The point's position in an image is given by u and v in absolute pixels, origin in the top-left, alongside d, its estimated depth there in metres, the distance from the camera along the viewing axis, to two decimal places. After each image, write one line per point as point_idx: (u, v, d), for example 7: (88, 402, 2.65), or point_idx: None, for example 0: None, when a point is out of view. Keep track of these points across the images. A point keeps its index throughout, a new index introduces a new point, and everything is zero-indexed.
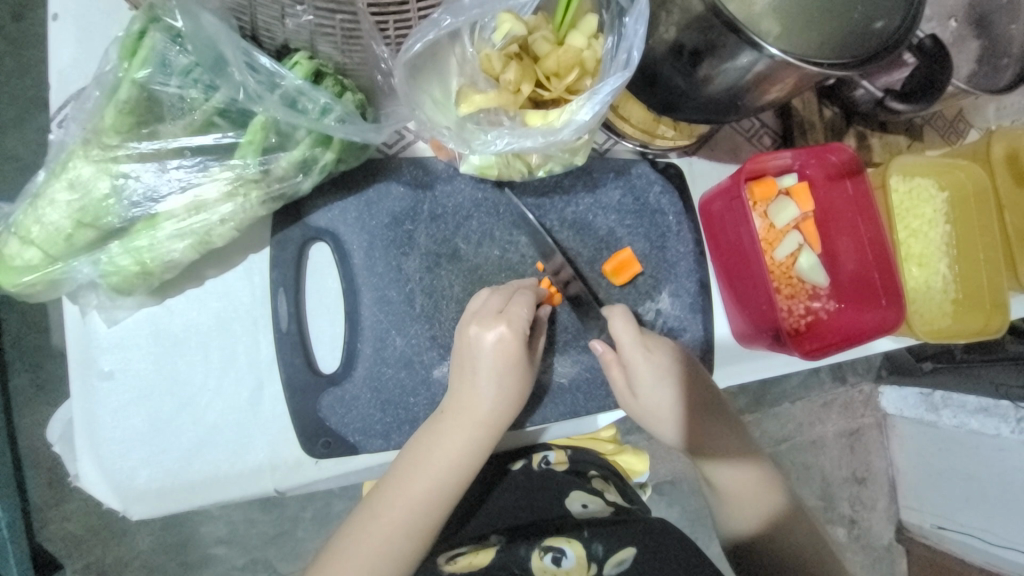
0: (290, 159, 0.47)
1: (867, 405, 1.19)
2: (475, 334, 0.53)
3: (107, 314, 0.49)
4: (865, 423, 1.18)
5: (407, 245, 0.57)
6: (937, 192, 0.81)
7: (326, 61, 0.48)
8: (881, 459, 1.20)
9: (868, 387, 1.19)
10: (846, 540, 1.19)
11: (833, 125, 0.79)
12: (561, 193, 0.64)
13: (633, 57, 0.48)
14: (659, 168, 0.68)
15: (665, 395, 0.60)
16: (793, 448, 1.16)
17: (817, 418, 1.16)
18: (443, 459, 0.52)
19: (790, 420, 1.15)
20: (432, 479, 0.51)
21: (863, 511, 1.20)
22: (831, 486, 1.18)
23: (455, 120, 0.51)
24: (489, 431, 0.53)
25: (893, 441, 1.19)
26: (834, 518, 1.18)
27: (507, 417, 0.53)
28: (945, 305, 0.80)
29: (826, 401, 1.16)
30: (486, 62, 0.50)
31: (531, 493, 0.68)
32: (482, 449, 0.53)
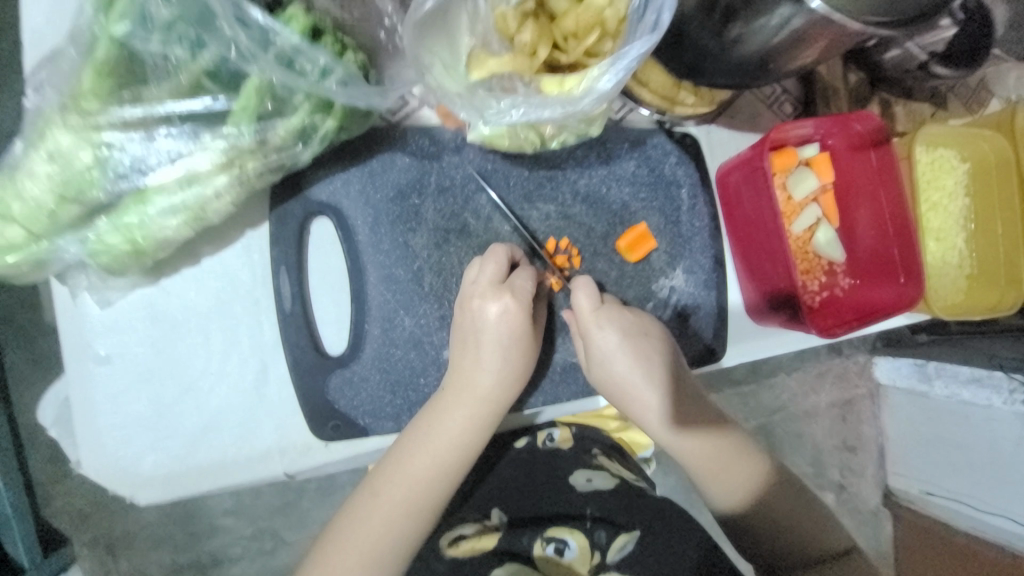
0: (288, 129, 0.43)
1: (861, 375, 1.20)
2: (477, 308, 0.51)
3: (102, 295, 0.46)
4: (858, 393, 1.20)
5: (414, 219, 0.54)
6: (959, 163, 0.78)
7: (324, 17, 0.43)
8: (871, 427, 1.22)
9: (862, 358, 1.20)
10: (834, 504, 1.22)
11: (857, 92, 0.76)
12: (574, 164, 0.61)
13: (663, 19, 0.44)
14: (676, 138, 0.66)
15: (624, 370, 0.58)
16: (789, 418, 1.18)
17: (812, 389, 1.18)
18: (446, 435, 0.50)
19: (785, 391, 1.17)
20: (432, 459, 0.50)
21: (852, 477, 1.23)
22: (822, 453, 1.21)
23: (466, 85, 0.47)
24: (492, 409, 0.51)
25: (884, 409, 1.22)
26: (823, 483, 1.21)
27: (509, 394, 0.52)
28: (959, 282, 0.79)
29: (820, 371, 1.18)
30: (501, 21, 0.46)
31: (533, 470, 0.68)
32: (483, 425, 0.51)
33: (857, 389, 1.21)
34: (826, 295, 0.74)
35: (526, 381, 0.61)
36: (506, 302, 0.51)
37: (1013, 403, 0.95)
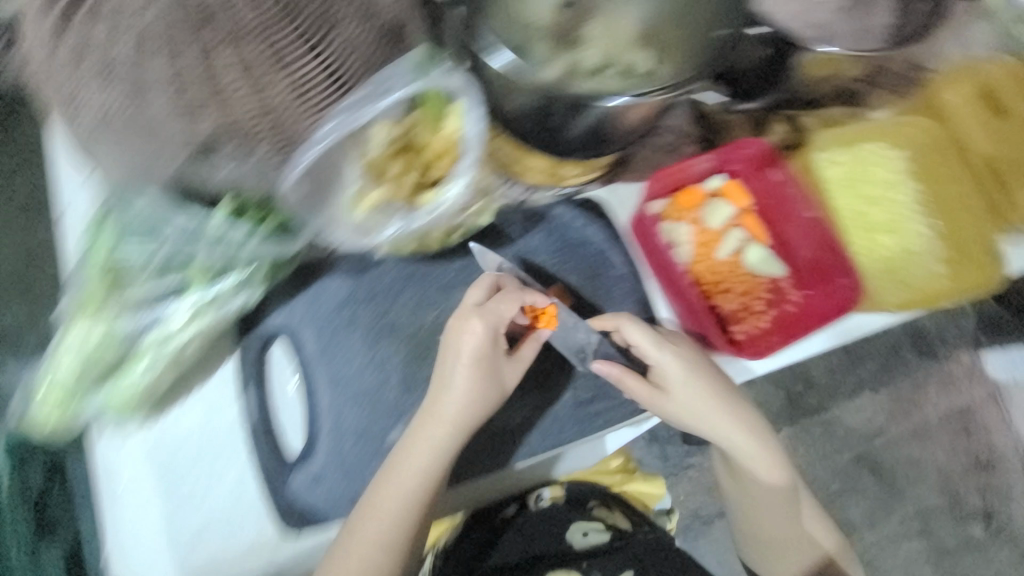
0: (231, 283, 0.59)
1: (975, 377, 1.39)
2: (454, 336, 0.60)
3: (122, 436, 0.62)
4: (976, 398, 1.38)
5: (344, 328, 0.66)
6: (893, 152, 0.77)
7: (248, 196, 0.59)
8: (1003, 436, 1.38)
9: (969, 358, 1.39)
10: (983, 532, 1.36)
11: (757, 117, 0.80)
12: (485, 250, 0.70)
13: (478, 134, 0.58)
14: (578, 205, 0.74)
15: (700, 403, 0.67)
16: (891, 444, 1.36)
17: (915, 404, 1.37)
18: (411, 467, 0.58)
19: (879, 415, 1.37)
20: (410, 488, 0.58)
21: (997, 497, 1.37)
22: (950, 478, 1.37)
23: (358, 218, 0.60)
24: (461, 431, 0.59)
25: (1010, 412, 1.38)
26: (965, 510, 1.36)
27: (473, 416, 0.60)
28: (939, 268, 0.73)
29: (918, 382, 1.38)
30: (371, 165, 0.59)
31: (533, 529, 0.82)
32: (451, 446, 0.59)
33: (971, 393, 1.38)
34: (776, 311, 0.73)
35: (476, 450, 0.67)
36: (478, 326, 0.60)
37: None
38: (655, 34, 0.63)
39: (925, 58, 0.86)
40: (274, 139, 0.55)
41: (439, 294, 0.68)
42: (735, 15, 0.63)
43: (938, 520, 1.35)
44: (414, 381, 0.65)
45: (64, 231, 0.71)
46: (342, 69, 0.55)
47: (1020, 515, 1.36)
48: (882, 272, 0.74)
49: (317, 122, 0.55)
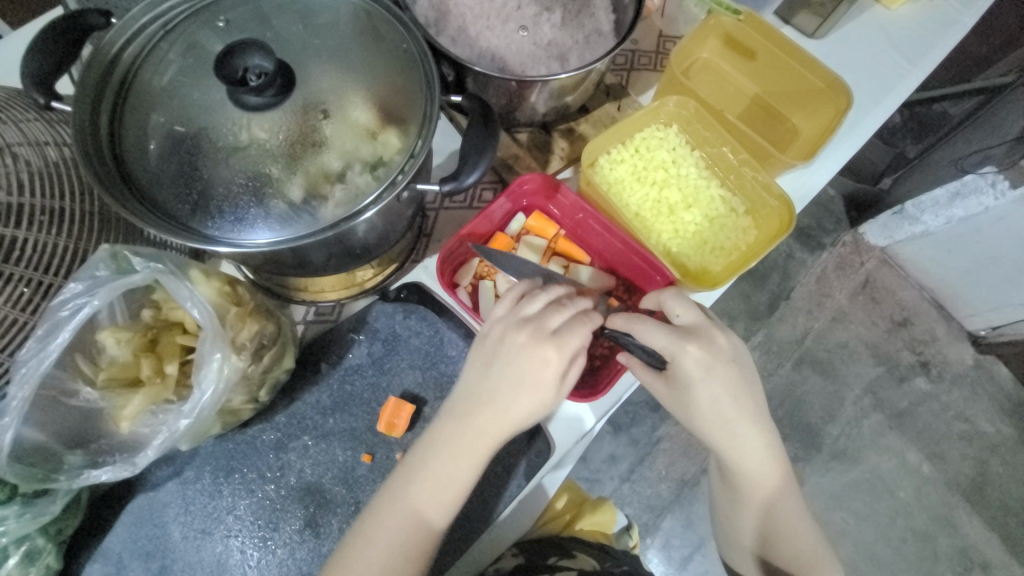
0: (12, 566, 0.51)
1: (862, 249, 1.50)
2: (532, 353, 0.57)
3: None
4: (869, 268, 1.49)
5: (164, 556, 0.58)
6: (666, 129, 0.80)
7: None
8: (906, 290, 1.48)
9: (851, 235, 1.50)
10: (930, 383, 1.43)
11: (535, 142, 0.80)
12: (312, 385, 0.65)
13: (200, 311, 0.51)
14: (393, 296, 0.70)
15: (669, 385, 0.66)
16: (818, 339, 1.45)
17: (825, 295, 1.47)
18: (368, 567, 0.55)
19: (798, 323, 1.45)
20: (366, 561, 0.55)
21: (926, 345, 1.46)
22: (882, 347, 1.45)
23: (127, 435, 0.53)
24: (428, 495, 0.57)
25: (904, 267, 1.48)
26: (905, 370, 1.44)
27: (439, 497, 0.57)
28: (742, 222, 0.77)
29: (818, 274, 1.48)
30: (114, 379, 0.52)
31: None
32: (416, 520, 0.57)
33: (866, 263, 1.49)
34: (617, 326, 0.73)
35: None
36: (552, 358, 0.56)
37: (1000, 195, 1.10)
38: (393, 113, 0.58)
39: (674, 29, 0.91)
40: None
41: (268, 459, 0.61)
42: (432, 68, 0.58)
43: (887, 389, 1.43)
44: (270, 567, 0.59)
45: None
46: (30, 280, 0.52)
47: (954, 355, 1.46)
48: (694, 248, 0.76)
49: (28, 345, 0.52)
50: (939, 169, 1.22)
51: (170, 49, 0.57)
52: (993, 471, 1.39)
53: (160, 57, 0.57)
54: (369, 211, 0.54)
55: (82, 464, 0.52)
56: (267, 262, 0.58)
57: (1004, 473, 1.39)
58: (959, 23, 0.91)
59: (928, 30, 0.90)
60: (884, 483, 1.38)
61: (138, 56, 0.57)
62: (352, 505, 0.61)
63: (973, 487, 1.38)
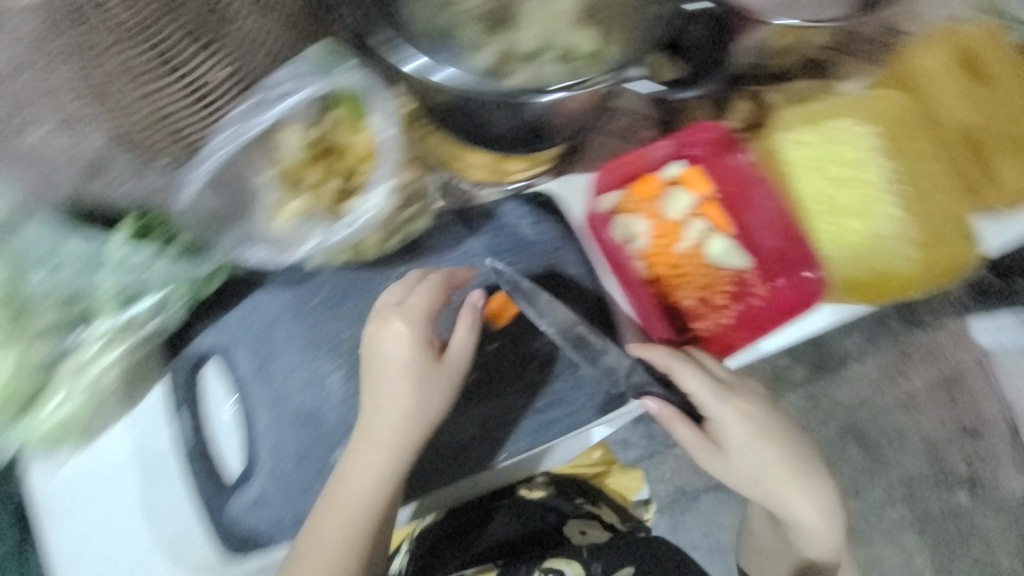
0: (147, 305, 0.56)
1: (958, 344, 1.32)
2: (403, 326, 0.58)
3: (55, 464, 0.59)
4: (959, 365, 1.31)
5: (270, 349, 0.63)
6: (862, 127, 0.72)
7: (154, 215, 0.55)
8: (991, 403, 1.32)
9: (954, 324, 1.31)
10: (971, 502, 1.32)
11: (717, 96, 0.73)
12: (429, 253, 0.66)
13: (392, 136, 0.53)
14: (528, 199, 0.69)
15: (737, 444, 0.66)
16: (872, 415, 1.31)
17: (902, 373, 1.32)
18: (382, 448, 0.56)
19: (862, 388, 1.31)
20: (367, 476, 0.56)
21: (984, 465, 1.32)
22: (936, 446, 1.32)
23: (279, 230, 0.56)
24: (386, 436, 0.56)
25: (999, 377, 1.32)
26: (952, 480, 1.32)
27: (372, 436, 0.57)
28: (907, 251, 0.70)
29: (903, 351, 1.32)
30: (286, 174, 0.54)
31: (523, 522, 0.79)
32: (365, 468, 0.56)
33: (958, 360, 1.32)
34: (741, 307, 0.69)
35: (438, 458, 0.65)
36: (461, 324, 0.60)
37: None
38: (603, 11, 0.57)
39: (907, 25, 0.79)
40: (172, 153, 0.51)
41: (378, 302, 0.64)
42: None
43: (926, 493, 1.31)
44: (351, 400, 0.61)
45: None
46: (248, 66, 0.50)
47: (1005, 482, 1.32)
48: (844, 261, 0.70)
49: (216, 124, 0.51)
50: None
51: None
52: None
53: None
54: (559, 93, 0.53)
55: (241, 241, 0.57)
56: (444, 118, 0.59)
57: None
58: None
59: None
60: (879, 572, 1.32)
61: None
62: None
63: None
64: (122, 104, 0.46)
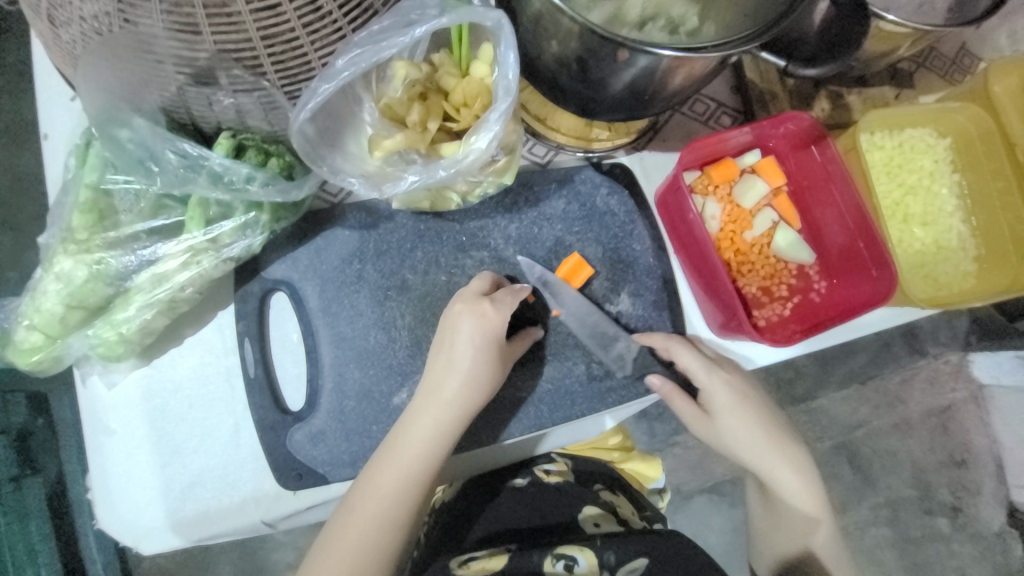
0: (230, 225, 0.55)
1: (958, 377, 1.33)
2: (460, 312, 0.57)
3: (116, 374, 0.59)
4: (956, 397, 1.33)
5: (340, 288, 0.62)
6: (937, 139, 0.73)
7: (250, 135, 0.55)
8: (982, 437, 1.35)
9: (956, 357, 1.33)
10: (951, 529, 1.35)
11: (799, 91, 0.74)
12: (503, 212, 0.66)
13: (511, 80, 0.51)
14: (604, 170, 0.69)
15: (724, 410, 0.66)
16: (870, 435, 1.32)
17: (899, 399, 1.32)
18: (424, 432, 0.56)
19: (862, 406, 1.32)
20: (421, 455, 0.55)
21: (967, 497, 1.35)
22: (925, 474, 1.34)
23: (375, 165, 0.56)
24: (453, 420, 0.56)
25: (994, 414, 1.33)
26: (935, 506, 1.35)
27: (443, 418, 0.56)
28: (965, 266, 0.71)
29: (904, 377, 1.32)
30: (389, 109, 0.54)
31: (537, 501, 0.72)
32: (431, 444, 0.56)
33: (956, 392, 1.33)
34: (799, 299, 0.72)
35: (492, 415, 0.66)
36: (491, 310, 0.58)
37: None
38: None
39: (986, 46, 0.80)
40: (285, 74, 0.50)
41: (450, 255, 0.64)
42: None
43: (910, 515, 1.34)
44: (419, 347, 0.61)
45: (42, 107, 0.63)
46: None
47: (985, 515, 1.35)
48: (906, 267, 0.71)
49: (330, 52, 0.50)
50: None
51: None
52: None
53: None
54: (670, 54, 0.46)
55: (327, 168, 0.54)
56: (547, 79, 0.58)
57: None
58: None
59: None
60: None
61: None
62: None
63: None
64: (236, 17, 0.44)
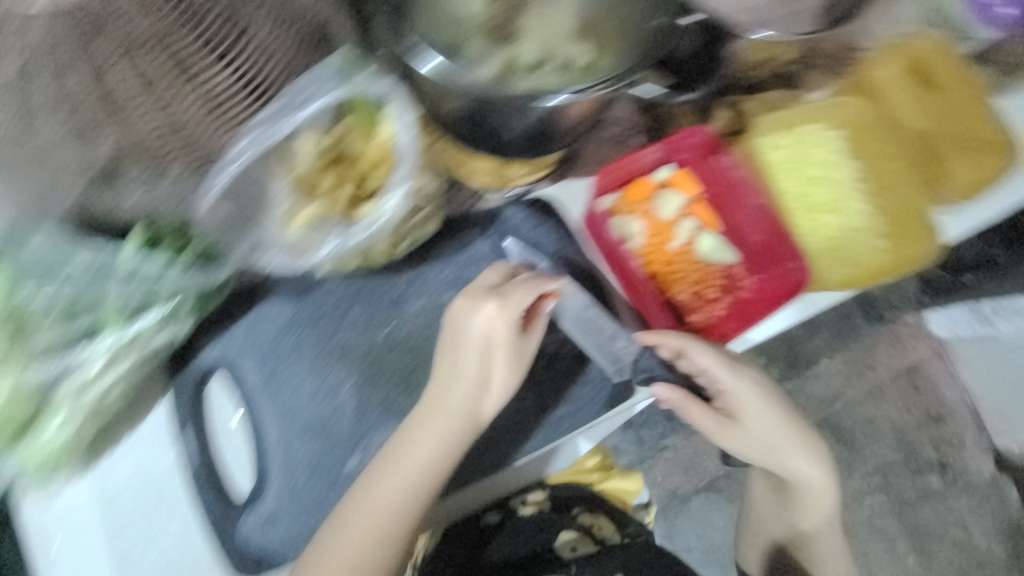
0: (153, 318, 0.55)
1: (917, 335, 1.37)
2: (465, 314, 0.58)
3: (58, 483, 0.58)
4: (920, 356, 1.36)
5: (276, 362, 0.61)
6: (835, 131, 0.77)
7: (162, 225, 0.56)
8: (953, 390, 1.36)
9: (912, 317, 1.37)
10: (942, 486, 1.37)
11: (699, 104, 0.79)
12: (434, 259, 0.67)
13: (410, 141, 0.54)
14: (528, 204, 0.72)
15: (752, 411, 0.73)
16: (847, 407, 1.36)
17: (867, 366, 1.36)
18: (418, 454, 0.57)
19: (832, 380, 1.36)
20: (416, 471, 0.57)
21: (951, 450, 1.37)
22: (907, 434, 1.37)
23: (295, 237, 0.57)
24: (450, 438, 0.58)
25: (959, 366, 1.35)
26: (922, 466, 1.37)
27: (450, 431, 0.58)
28: (878, 244, 0.75)
29: (865, 346, 1.37)
30: (301, 181, 0.56)
31: (519, 534, 0.77)
32: (428, 461, 0.57)
33: (917, 350, 1.37)
34: (731, 298, 0.75)
35: None
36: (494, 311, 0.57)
37: None
38: (593, 27, 0.61)
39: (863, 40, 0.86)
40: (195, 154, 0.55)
41: (385, 310, 0.64)
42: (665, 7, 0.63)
43: (900, 478, 1.37)
44: (365, 406, 0.61)
45: None
46: (260, 77, 0.54)
47: (974, 466, 1.37)
48: (818, 254, 0.76)
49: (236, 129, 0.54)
50: None
51: None
52: None
53: None
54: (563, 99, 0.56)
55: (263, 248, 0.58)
56: (457, 129, 0.63)
57: None
58: None
59: None
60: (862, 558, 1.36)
61: None
62: None
63: None
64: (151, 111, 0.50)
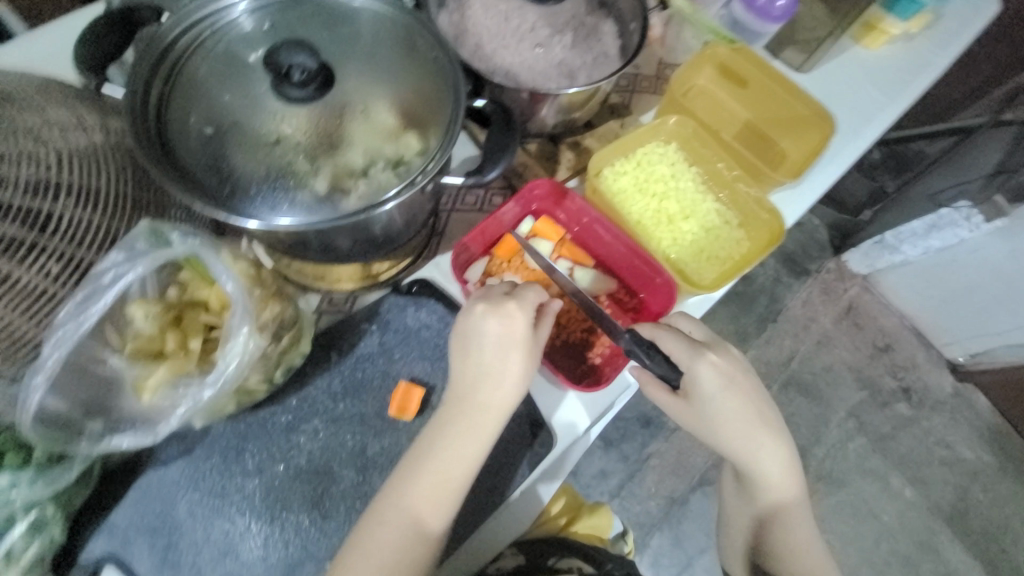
0: (19, 533, 0.55)
1: (845, 276, 1.50)
2: (475, 322, 0.61)
3: None
4: (852, 294, 1.49)
5: (171, 532, 0.59)
6: (665, 146, 0.85)
7: (2, 439, 0.54)
8: (890, 318, 1.49)
9: (834, 262, 1.51)
10: (913, 410, 1.44)
11: (546, 151, 0.85)
12: (322, 372, 0.67)
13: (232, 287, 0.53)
14: (406, 290, 0.73)
15: (714, 394, 0.68)
16: (805, 361, 1.45)
17: (810, 320, 1.47)
18: (386, 526, 0.58)
19: (786, 344, 1.45)
20: (388, 537, 0.58)
21: (908, 373, 1.46)
22: (865, 371, 1.45)
23: (147, 407, 0.55)
24: (425, 491, 0.59)
25: (888, 295, 1.48)
26: (888, 397, 1.44)
27: (420, 489, 0.59)
28: (734, 235, 0.81)
29: (808, 295, 1.48)
30: (141, 351, 0.55)
31: None
32: (399, 527, 0.58)
33: (849, 290, 1.50)
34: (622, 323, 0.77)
35: None
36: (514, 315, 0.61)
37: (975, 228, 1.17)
38: (410, 117, 0.62)
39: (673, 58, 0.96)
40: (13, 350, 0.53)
41: (280, 440, 0.63)
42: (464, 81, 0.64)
43: (871, 414, 1.43)
44: (280, 543, 0.59)
45: None
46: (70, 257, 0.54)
47: (935, 381, 1.46)
48: (686, 260, 0.80)
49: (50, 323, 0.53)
50: (914, 204, 1.29)
51: (212, 48, 0.62)
52: (975, 498, 1.39)
53: (207, 51, 0.62)
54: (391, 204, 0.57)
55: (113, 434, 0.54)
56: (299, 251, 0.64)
57: (984, 500, 1.40)
58: (931, 64, 0.96)
59: (893, 76, 0.96)
60: (867, 506, 1.37)
61: (189, 48, 0.62)
62: (350, 484, 0.63)
63: (954, 513, 1.38)
64: None
